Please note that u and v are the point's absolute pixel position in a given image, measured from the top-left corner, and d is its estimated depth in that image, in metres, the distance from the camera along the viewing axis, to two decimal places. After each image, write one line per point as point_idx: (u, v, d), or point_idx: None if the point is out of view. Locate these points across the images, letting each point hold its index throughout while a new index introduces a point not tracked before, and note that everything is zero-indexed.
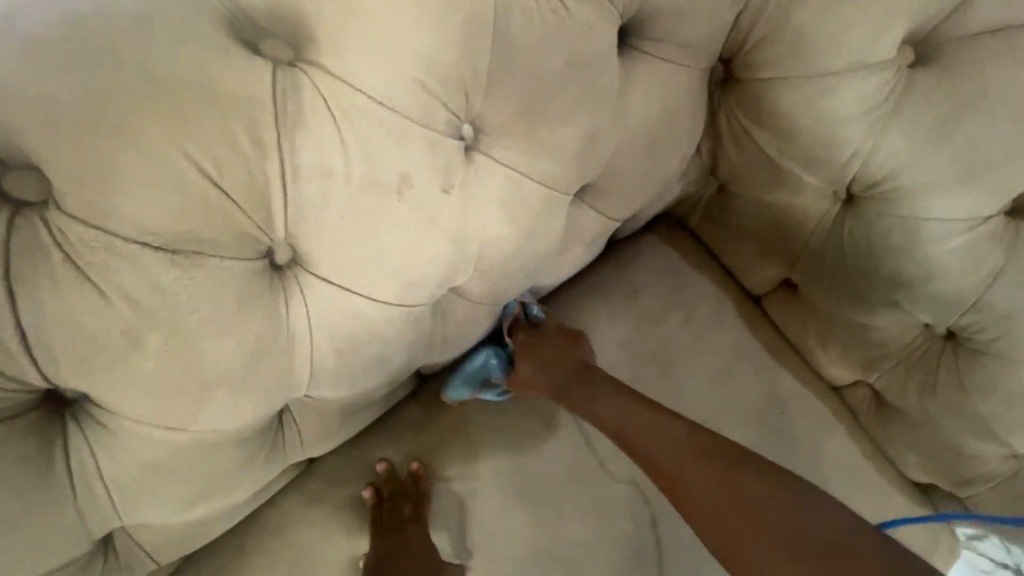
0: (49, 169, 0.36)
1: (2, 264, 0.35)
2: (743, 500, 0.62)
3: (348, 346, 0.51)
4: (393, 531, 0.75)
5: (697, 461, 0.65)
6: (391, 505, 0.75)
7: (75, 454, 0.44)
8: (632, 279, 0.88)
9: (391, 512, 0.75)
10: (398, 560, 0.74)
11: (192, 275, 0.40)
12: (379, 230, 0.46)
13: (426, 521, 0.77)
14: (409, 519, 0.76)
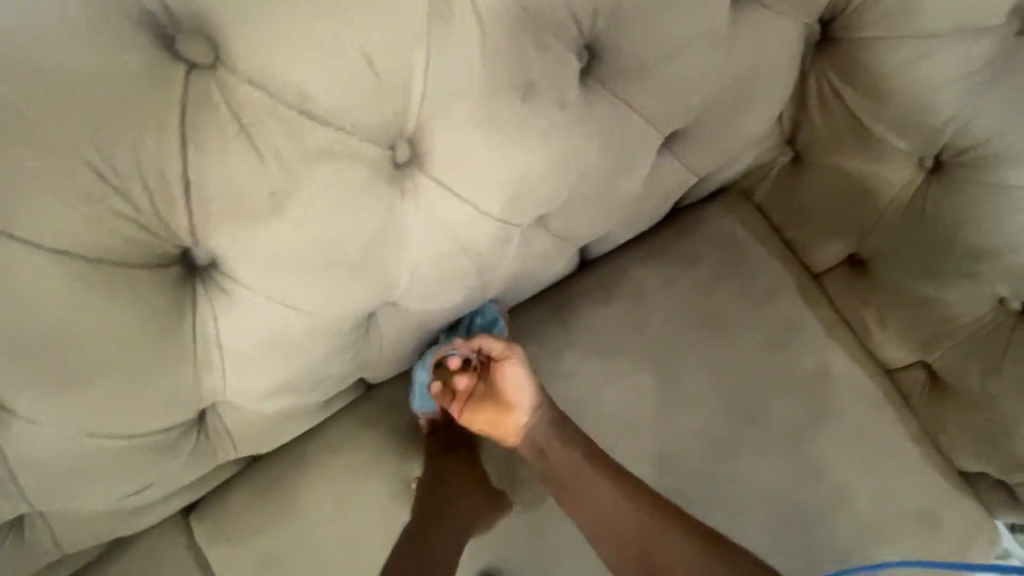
0: (225, 32, 0.39)
1: (179, 113, 0.39)
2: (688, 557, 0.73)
3: (448, 252, 0.54)
4: (446, 454, 0.79)
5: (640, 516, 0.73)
6: (448, 427, 0.80)
7: (199, 317, 0.47)
8: (693, 246, 0.89)
9: (447, 434, 0.80)
10: (450, 481, 0.77)
11: (339, 150, 0.44)
12: (500, 135, 0.49)
13: (478, 449, 0.81)
14: (462, 445, 0.80)
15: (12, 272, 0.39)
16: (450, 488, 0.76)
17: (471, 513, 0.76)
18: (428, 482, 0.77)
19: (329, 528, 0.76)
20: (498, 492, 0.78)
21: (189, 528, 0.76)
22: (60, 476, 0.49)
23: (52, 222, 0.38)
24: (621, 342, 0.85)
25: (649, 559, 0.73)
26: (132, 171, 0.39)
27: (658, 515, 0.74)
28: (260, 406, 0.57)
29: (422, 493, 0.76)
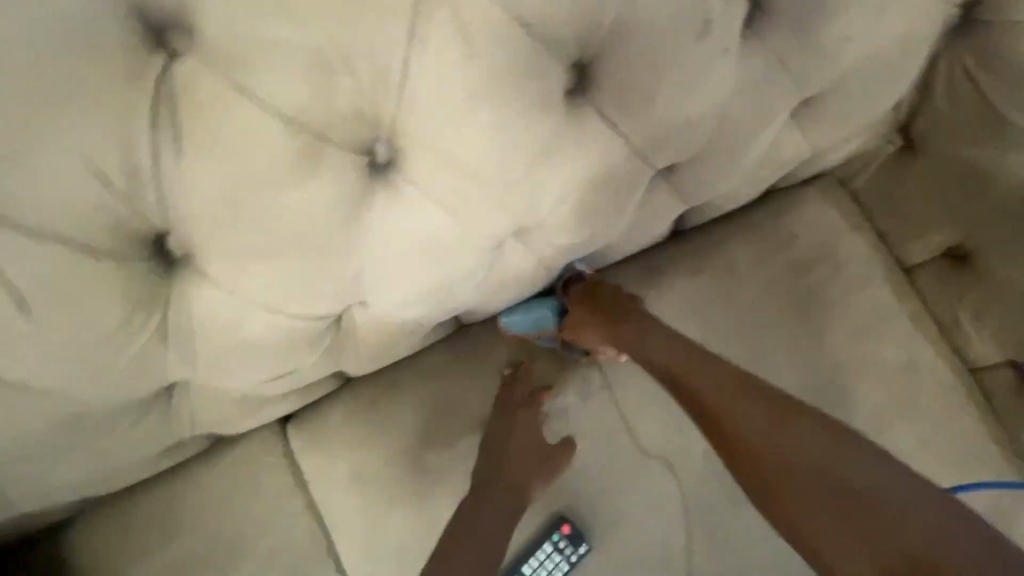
0: None
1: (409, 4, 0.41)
2: (788, 443, 0.64)
3: (589, 181, 0.58)
4: (503, 426, 0.78)
5: (725, 394, 0.68)
6: (507, 398, 0.79)
7: (374, 210, 0.50)
8: (786, 226, 0.90)
9: (504, 408, 0.79)
10: (506, 455, 0.77)
11: (532, 61, 0.47)
12: (668, 70, 0.52)
13: (538, 409, 0.80)
14: (523, 413, 0.79)
15: (245, 133, 0.41)
16: (506, 461, 0.76)
17: (530, 481, 0.76)
18: (485, 457, 0.77)
19: (419, 451, 0.79)
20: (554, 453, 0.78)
21: (287, 436, 0.80)
22: (230, 346, 0.53)
23: (291, 93, 0.41)
24: (707, 310, 0.88)
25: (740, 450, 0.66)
26: (365, 53, 0.42)
27: (741, 399, 0.67)
28: (396, 310, 0.61)
29: (481, 466, 0.77)
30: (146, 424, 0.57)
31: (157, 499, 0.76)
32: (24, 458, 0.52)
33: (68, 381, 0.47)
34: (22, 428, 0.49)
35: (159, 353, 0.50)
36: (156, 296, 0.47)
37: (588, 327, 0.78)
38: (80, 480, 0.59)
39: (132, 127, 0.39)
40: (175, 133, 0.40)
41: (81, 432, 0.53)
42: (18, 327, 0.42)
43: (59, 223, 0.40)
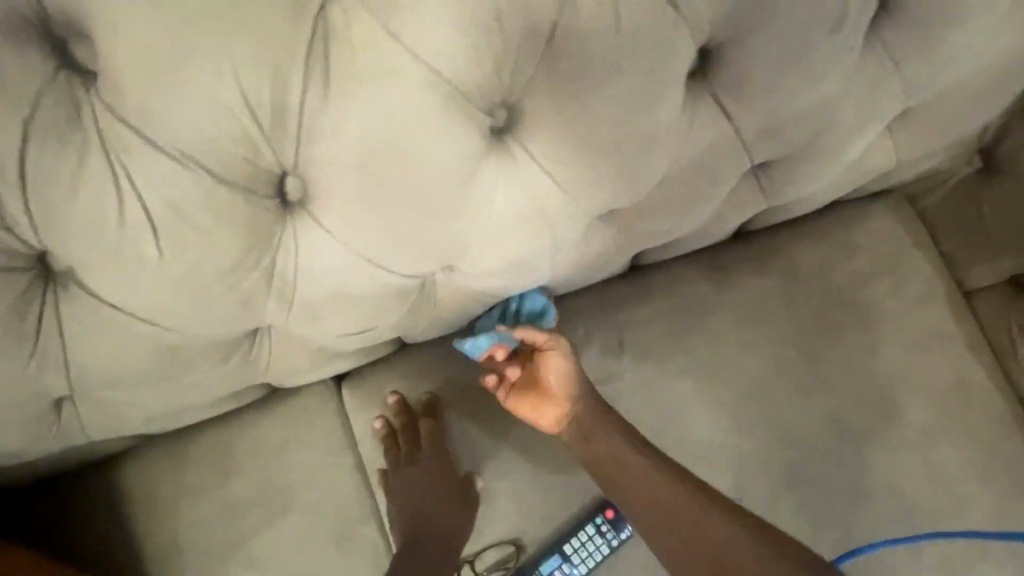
0: None
1: None
2: (737, 544, 0.68)
3: (691, 167, 0.58)
4: (411, 470, 0.79)
5: (679, 493, 0.71)
6: (403, 448, 0.79)
7: (490, 174, 0.50)
8: (851, 237, 0.90)
9: (413, 460, 0.79)
10: (427, 505, 0.77)
11: (673, 40, 0.46)
12: (793, 63, 0.52)
13: (422, 448, 0.79)
14: (421, 458, 0.79)
15: (392, 80, 0.41)
16: (430, 510, 0.77)
17: (456, 523, 0.77)
18: (406, 507, 0.78)
19: (433, 441, 0.79)
20: (464, 495, 0.78)
21: (341, 393, 0.81)
22: (324, 295, 0.53)
23: (441, 41, 0.41)
24: (767, 314, 0.87)
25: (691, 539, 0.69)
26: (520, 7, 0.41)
27: (696, 501, 0.70)
28: (480, 278, 0.61)
29: (404, 523, 0.77)
30: (229, 363, 0.58)
31: (212, 440, 0.78)
32: (116, 381, 0.53)
33: (176, 310, 0.48)
34: (123, 351, 0.50)
35: (261, 297, 0.50)
36: (268, 238, 0.47)
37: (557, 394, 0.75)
38: (159, 411, 0.60)
39: (287, 61, 0.39)
40: (325, 73, 0.40)
41: (174, 361, 0.53)
42: (144, 252, 0.42)
43: (200, 151, 0.40)
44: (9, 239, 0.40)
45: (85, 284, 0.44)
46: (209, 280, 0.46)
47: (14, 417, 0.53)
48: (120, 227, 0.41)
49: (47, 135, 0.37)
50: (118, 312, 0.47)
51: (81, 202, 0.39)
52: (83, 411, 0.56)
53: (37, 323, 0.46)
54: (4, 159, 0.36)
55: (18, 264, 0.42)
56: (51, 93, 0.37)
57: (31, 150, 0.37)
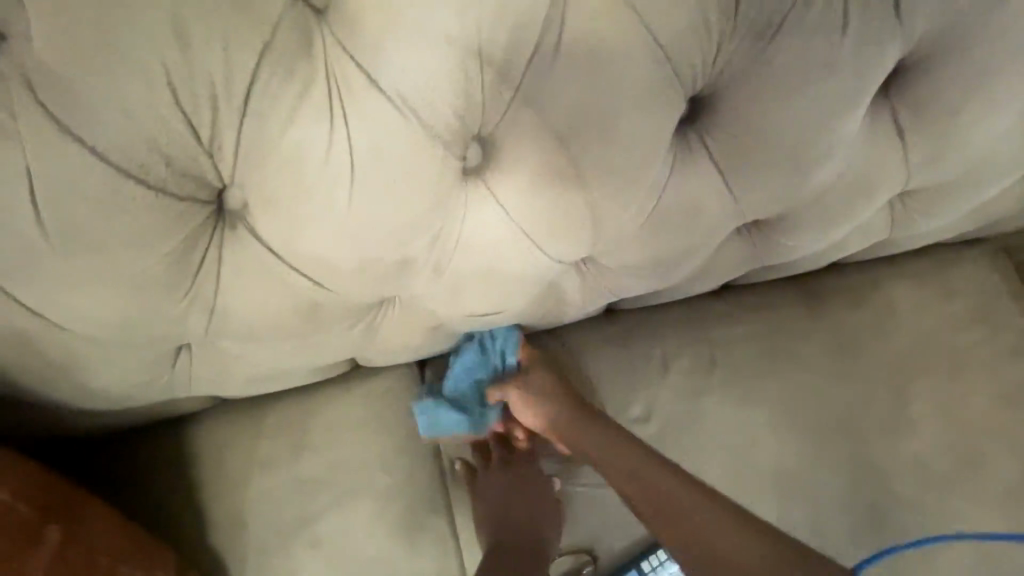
0: None
1: None
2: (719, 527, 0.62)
3: (846, 186, 0.57)
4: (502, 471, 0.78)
5: (686, 493, 0.65)
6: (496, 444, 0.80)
7: (664, 167, 0.49)
8: (948, 281, 0.89)
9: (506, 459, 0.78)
10: (510, 509, 0.74)
11: (879, 48, 0.46)
12: (979, 90, 0.51)
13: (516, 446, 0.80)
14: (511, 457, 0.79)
15: (613, 54, 0.41)
16: (513, 514, 0.74)
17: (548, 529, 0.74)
18: (488, 507, 0.75)
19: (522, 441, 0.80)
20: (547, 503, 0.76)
21: (423, 378, 0.79)
22: (470, 270, 0.51)
23: (670, 19, 0.40)
24: (859, 348, 0.86)
25: (672, 516, 0.64)
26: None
27: (674, 479, 0.67)
28: (615, 273, 0.59)
29: (488, 527, 0.75)
30: (353, 329, 0.56)
31: (289, 411, 0.75)
32: (246, 335, 0.51)
33: (336, 265, 0.46)
34: (267, 303, 0.48)
35: (417, 264, 0.49)
36: (444, 204, 0.45)
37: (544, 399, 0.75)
38: (269, 371, 0.57)
39: (524, 21, 0.38)
40: (556, 39, 0.39)
41: (308, 320, 0.51)
42: (332, 200, 0.41)
43: (416, 102, 0.39)
44: (206, 166, 0.39)
45: (256, 226, 0.43)
46: (377, 236, 0.45)
47: (136, 358, 0.50)
48: (319, 170, 0.39)
49: (278, 65, 0.36)
50: (279, 260, 0.45)
51: (292, 138, 0.38)
52: (197, 361, 0.54)
53: (198, 262, 0.44)
54: (230, 85, 0.35)
55: (200, 196, 0.41)
56: (290, 19, 0.35)
57: (260, 76, 0.35)
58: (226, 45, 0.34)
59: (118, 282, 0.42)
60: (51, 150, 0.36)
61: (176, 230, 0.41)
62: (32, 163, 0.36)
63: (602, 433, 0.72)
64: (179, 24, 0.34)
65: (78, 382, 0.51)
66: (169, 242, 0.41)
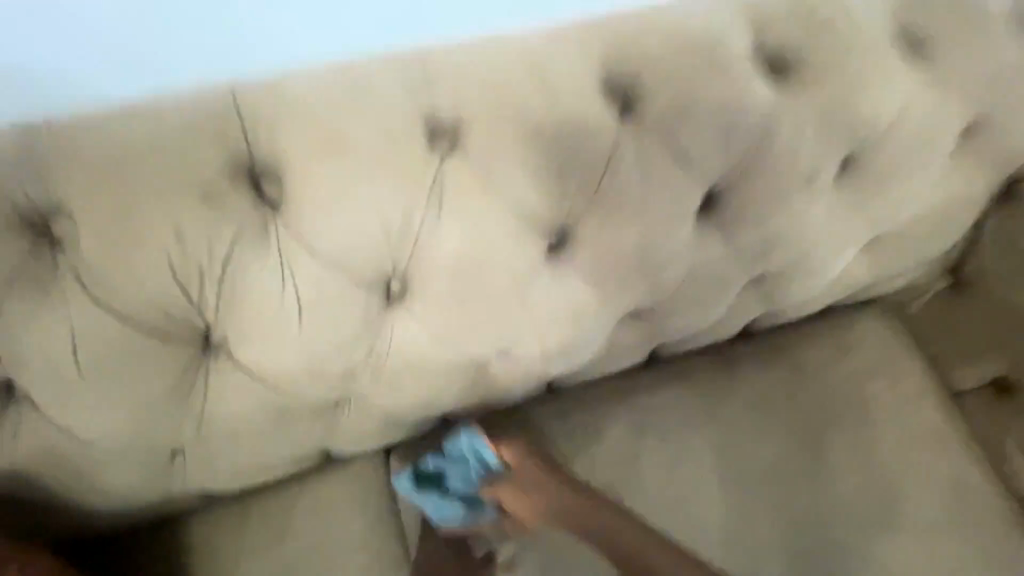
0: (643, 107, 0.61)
1: (606, 151, 0.60)
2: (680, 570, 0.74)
3: (699, 279, 0.73)
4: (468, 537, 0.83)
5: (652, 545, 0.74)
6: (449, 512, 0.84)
7: (540, 282, 0.64)
8: (844, 339, 1.02)
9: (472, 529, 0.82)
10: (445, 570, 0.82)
11: (679, 188, 0.64)
12: (774, 204, 0.68)
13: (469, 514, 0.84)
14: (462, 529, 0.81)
15: (480, 214, 0.59)
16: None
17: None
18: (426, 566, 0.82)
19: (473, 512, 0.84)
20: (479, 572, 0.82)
21: (388, 465, 0.89)
22: (404, 371, 0.66)
23: (517, 189, 0.59)
24: (773, 406, 0.97)
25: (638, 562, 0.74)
26: (575, 167, 0.59)
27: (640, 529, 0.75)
28: (527, 362, 0.73)
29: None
30: (316, 426, 0.69)
31: (270, 505, 0.85)
32: (228, 438, 0.64)
33: (294, 376, 0.61)
34: (243, 411, 0.62)
35: (359, 369, 0.63)
36: (374, 325, 0.61)
37: (515, 476, 0.78)
38: (248, 468, 0.69)
39: (413, 202, 0.56)
40: (437, 209, 0.57)
41: (277, 422, 0.65)
42: (289, 330, 0.57)
43: (344, 259, 0.56)
44: (194, 316, 0.55)
45: (232, 355, 0.58)
46: (324, 352, 0.60)
47: (139, 465, 0.63)
48: (279, 311, 0.56)
49: (246, 247, 0.53)
50: (250, 377, 0.59)
51: (260, 292, 0.55)
52: (189, 464, 0.66)
53: (189, 384, 0.59)
54: (214, 263, 0.53)
55: (190, 337, 0.56)
56: (254, 218, 0.53)
57: (234, 256, 0.53)
58: (210, 239, 0.52)
59: (131, 405, 0.57)
60: (90, 317, 0.52)
61: (174, 363, 0.57)
62: (77, 329, 0.52)
63: (573, 495, 0.77)
64: (180, 230, 0.52)
65: (94, 488, 0.64)
66: (168, 372, 0.57)
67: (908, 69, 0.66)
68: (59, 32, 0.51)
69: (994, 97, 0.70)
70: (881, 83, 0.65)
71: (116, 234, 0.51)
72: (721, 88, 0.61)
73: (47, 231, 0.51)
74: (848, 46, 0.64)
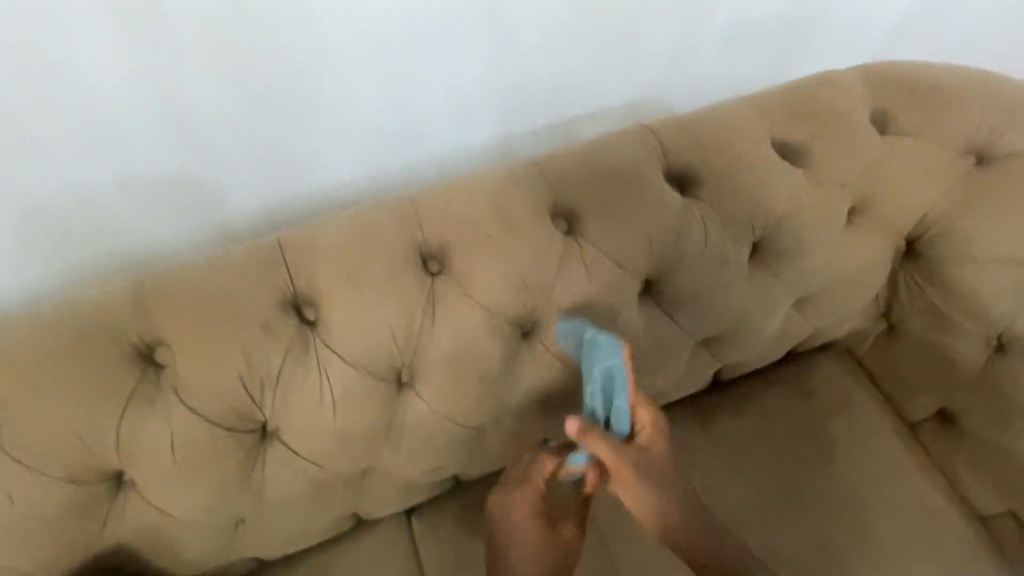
0: (581, 223, 0.80)
1: (557, 259, 0.79)
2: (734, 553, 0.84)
3: (651, 347, 0.89)
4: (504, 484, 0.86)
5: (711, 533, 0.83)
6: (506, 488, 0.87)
7: (518, 363, 0.82)
8: (806, 383, 1.13)
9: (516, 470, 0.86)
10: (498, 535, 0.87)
11: (619, 280, 0.81)
12: (700, 284, 0.85)
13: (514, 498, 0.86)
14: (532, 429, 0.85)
15: (464, 316, 0.77)
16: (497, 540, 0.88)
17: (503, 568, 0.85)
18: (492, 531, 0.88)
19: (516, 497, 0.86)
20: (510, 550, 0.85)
21: (411, 527, 1.02)
22: (417, 441, 0.82)
23: (491, 294, 0.77)
24: (749, 450, 1.08)
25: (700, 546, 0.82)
26: (534, 274, 0.78)
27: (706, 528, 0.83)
28: (516, 425, 0.88)
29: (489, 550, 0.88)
30: (349, 493, 0.84)
31: (311, 568, 0.99)
32: (280, 507, 0.80)
33: (331, 452, 0.78)
34: (292, 483, 0.79)
35: (381, 443, 0.81)
36: (391, 407, 0.79)
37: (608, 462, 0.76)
38: (295, 532, 0.85)
39: (413, 313, 0.76)
40: (432, 316, 0.76)
41: (318, 491, 0.81)
42: (327, 417, 0.76)
43: (365, 360, 0.75)
44: (257, 411, 0.74)
45: (285, 439, 0.76)
46: (354, 430, 0.78)
47: (209, 535, 0.79)
48: (320, 402, 0.75)
49: (294, 357, 0.73)
50: (298, 455, 0.77)
51: (305, 389, 0.74)
52: (248, 532, 0.82)
53: (252, 464, 0.76)
54: (271, 370, 0.73)
55: (253, 428, 0.75)
56: (298, 336, 0.74)
57: (285, 364, 0.73)
58: (268, 354, 0.73)
59: (208, 484, 0.75)
60: (181, 418, 0.71)
61: (241, 448, 0.75)
62: (172, 429, 0.71)
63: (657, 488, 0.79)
64: (247, 351, 0.72)
65: (176, 557, 0.80)
66: (237, 456, 0.75)
67: (788, 174, 0.86)
68: (130, 152, 0.81)
69: (865, 186, 0.89)
70: (767, 184, 0.85)
71: (200, 356, 0.71)
72: (640, 203, 0.81)
73: (151, 360, 0.72)
74: (735, 165, 0.85)
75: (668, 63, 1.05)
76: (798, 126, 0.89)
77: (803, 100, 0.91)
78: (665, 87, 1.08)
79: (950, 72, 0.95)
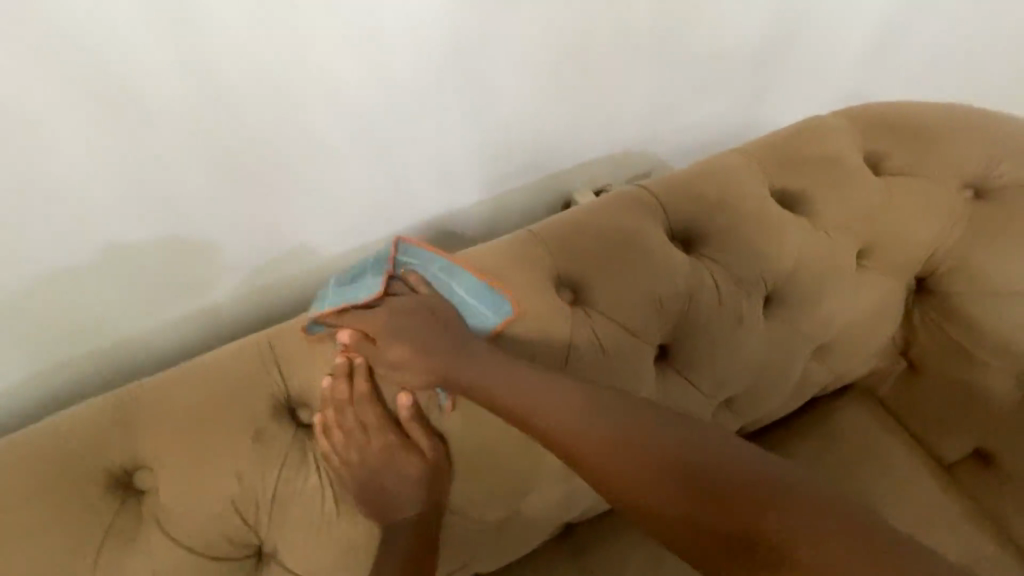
0: (588, 292, 0.77)
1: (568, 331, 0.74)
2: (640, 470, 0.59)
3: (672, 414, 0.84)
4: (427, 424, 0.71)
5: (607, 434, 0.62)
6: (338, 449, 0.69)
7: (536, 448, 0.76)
8: (833, 430, 1.07)
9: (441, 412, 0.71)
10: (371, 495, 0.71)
11: (633, 347, 0.77)
12: (717, 343, 0.81)
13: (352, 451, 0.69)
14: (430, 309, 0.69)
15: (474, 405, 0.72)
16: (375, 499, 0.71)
17: (398, 512, 0.69)
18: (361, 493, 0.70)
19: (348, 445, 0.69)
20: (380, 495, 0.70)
21: None
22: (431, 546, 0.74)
23: None
24: None
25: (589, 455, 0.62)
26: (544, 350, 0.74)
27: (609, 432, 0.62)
28: (538, 515, 0.81)
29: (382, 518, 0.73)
30: None
31: None
32: None
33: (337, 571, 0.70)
34: None
35: None
36: None
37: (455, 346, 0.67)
38: None
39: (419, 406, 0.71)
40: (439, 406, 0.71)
41: None
42: (330, 531, 0.68)
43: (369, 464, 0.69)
44: (251, 534, 0.67)
45: (284, 561, 0.68)
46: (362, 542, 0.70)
47: None
48: (322, 516, 0.68)
49: (292, 468, 0.67)
50: None
51: (304, 502, 0.68)
52: None
53: None
54: (266, 487, 0.67)
55: (246, 552, 0.69)
56: (294, 445, 0.68)
57: (280, 477, 0.67)
58: (263, 469, 0.66)
59: None
60: (168, 553, 0.64)
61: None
62: (157, 566, 0.63)
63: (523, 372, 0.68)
64: (239, 470, 0.65)
65: None
66: None
67: (794, 223, 0.84)
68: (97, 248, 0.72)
69: (869, 227, 0.88)
70: (774, 236, 0.83)
71: (185, 480, 0.64)
72: (647, 266, 0.78)
73: (132, 485, 0.66)
74: (738, 219, 0.83)
75: (650, 115, 1.05)
76: (794, 173, 0.88)
77: (794, 147, 0.90)
78: (647, 137, 1.08)
79: (933, 108, 0.96)
